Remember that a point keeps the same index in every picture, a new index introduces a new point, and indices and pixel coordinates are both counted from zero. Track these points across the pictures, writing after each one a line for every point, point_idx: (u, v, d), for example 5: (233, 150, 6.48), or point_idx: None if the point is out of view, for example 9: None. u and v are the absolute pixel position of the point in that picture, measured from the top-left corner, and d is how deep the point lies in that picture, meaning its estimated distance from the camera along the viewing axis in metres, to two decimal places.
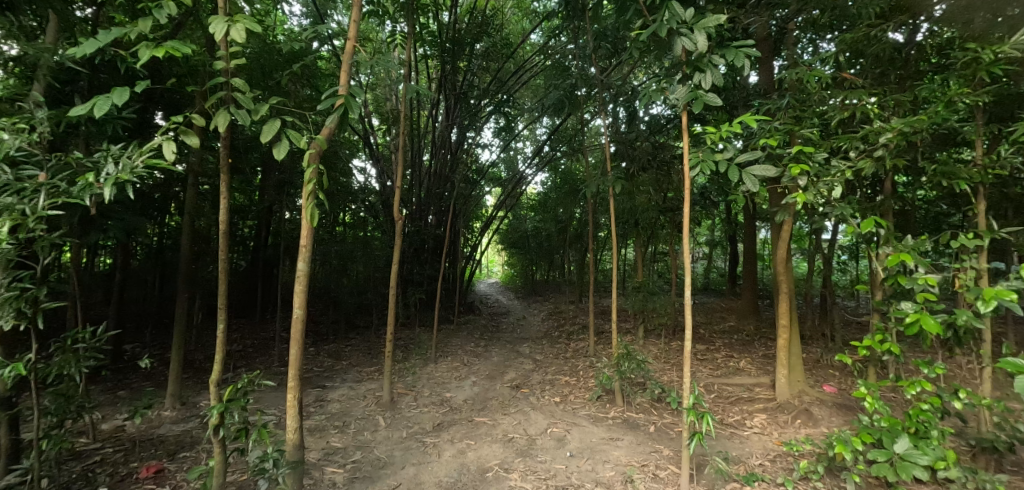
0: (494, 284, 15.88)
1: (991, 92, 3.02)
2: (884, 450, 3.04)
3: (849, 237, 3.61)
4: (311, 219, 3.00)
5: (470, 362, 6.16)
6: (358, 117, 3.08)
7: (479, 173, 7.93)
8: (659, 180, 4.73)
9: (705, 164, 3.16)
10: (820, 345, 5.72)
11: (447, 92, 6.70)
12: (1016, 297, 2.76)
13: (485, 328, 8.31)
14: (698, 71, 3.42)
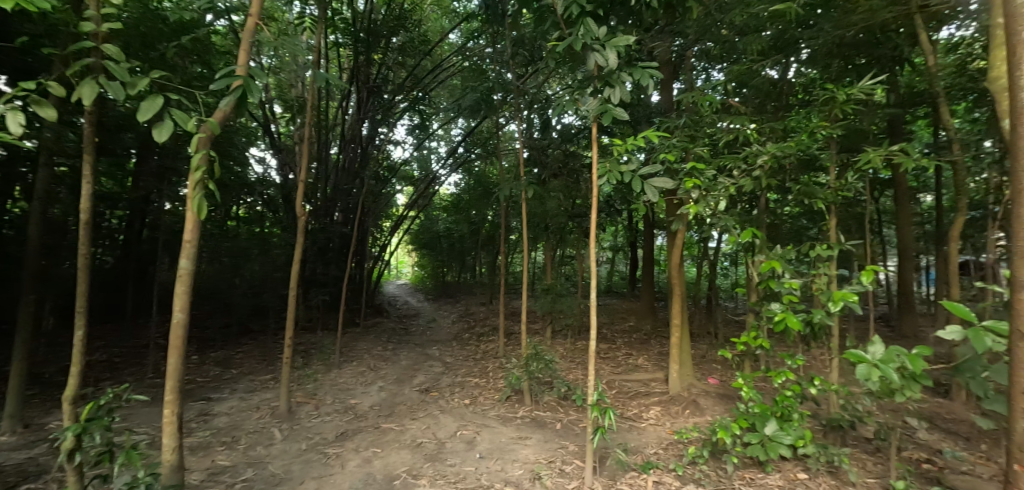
0: (403, 287, 15.57)
1: (842, 127, 3.59)
2: (757, 433, 3.49)
3: (732, 246, 4.08)
4: (198, 212, 2.65)
5: (377, 367, 5.93)
6: (258, 100, 2.81)
7: (390, 170, 7.77)
8: (569, 187, 5.00)
9: (613, 174, 3.45)
10: (706, 342, 6.37)
11: (360, 85, 6.91)
12: (856, 298, 3.31)
13: (391, 331, 8.10)
14: (608, 86, 3.68)
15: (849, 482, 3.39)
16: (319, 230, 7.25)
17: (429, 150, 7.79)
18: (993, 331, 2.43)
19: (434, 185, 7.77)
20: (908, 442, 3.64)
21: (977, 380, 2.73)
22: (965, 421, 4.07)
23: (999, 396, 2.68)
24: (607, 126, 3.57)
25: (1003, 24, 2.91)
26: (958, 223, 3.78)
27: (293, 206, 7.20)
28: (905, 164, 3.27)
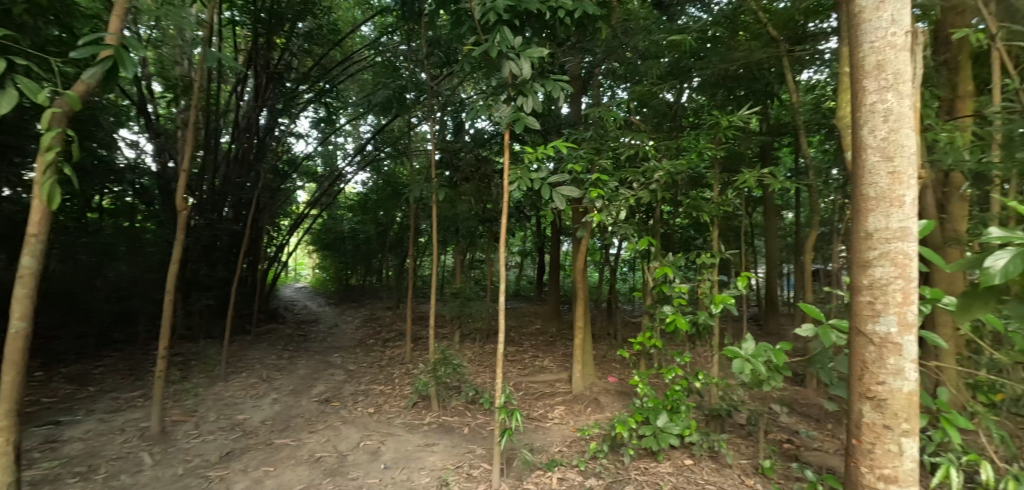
0: (300, 290, 14.64)
1: (724, 148, 4.01)
2: (650, 426, 3.78)
3: (630, 252, 4.39)
4: (51, 199, 2.30)
5: (270, 379, 5.50)
6: (131, 77, 2.53)
7: (290, 165, 7.60)
8: (480, 191, 5.03)
9: (523, 180, 3.60)
10: (607, 342, 6.80)
11: (259, 70, 6.60)
12: (734, 300, 3.73)
13: (288, 338, 7.75)
14: (522, 95, 3.79)
15: (725, 464, 3.80)
16: (205, 226, 6.85)
17: (337, 146, 7.91)
18: (837, 328, 2.89)
19: (340, 184, 7.92)
20: (772, 426, 4.19)
21: (825, 369, 3.21)
22: (816, 405, 4.78)
23: (840, 381, 3.22)
24: (519, 133, 3.68)
25: (847, 72, 3.48)
26: (811, 237, 4.52)
27: (172, 196, 6.68)
28: (773, 185, 3.78)
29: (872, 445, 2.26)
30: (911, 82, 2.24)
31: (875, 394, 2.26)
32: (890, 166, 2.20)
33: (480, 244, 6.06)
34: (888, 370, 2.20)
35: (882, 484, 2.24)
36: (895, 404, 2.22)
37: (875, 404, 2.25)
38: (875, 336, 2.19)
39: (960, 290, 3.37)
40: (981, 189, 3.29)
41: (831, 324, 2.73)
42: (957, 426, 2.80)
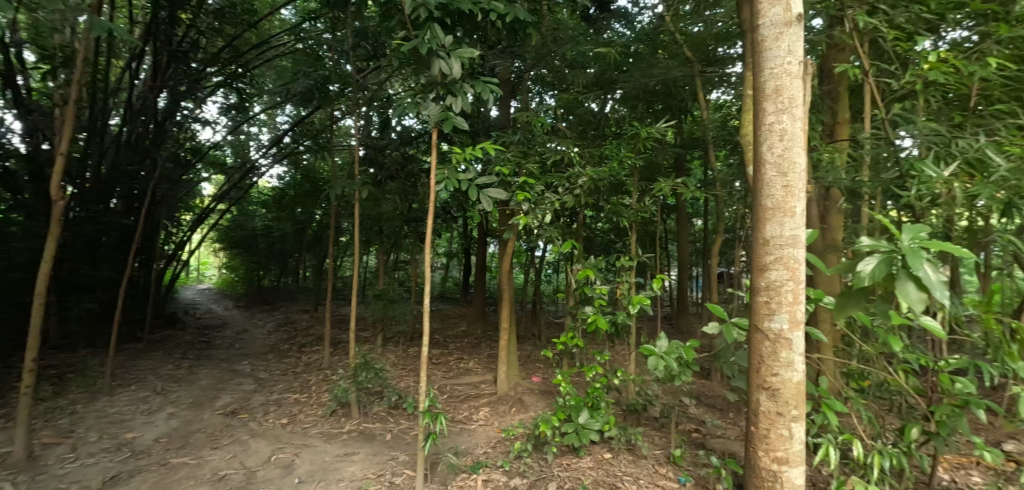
0: (203, 291, 13.55)
1: (643, 158, 4.25)
2: (572, 422, 3.91)
3: (554, 255, 4.53)
4: None
5: (166, 391, 4.98)
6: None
7: (193, 153, 7.11)
8: (405, 190, 5.03)
9: (451, 181, 3.62)
10: (531, 342, 6.97)
11: (158, 46, 5.96)
12: (650, 301, 3.95)
13: (188, 345, 7.16)
14: (450, 95, 3.77)
15: (641, 455, 4.01)
16: (86, 219, 6.15)
17: (251, 137, 7.87)
18: (738, 325, 3.26)
19: (252, 177, 7.75)
20: (682, 417, 4.50)
21: (728, 363, 3.54)
22: (721, 397, 5.22)
23: (740, 373, 3.57)
24: (447, 133, 3.67)
25: (750, 95, 3.77)
26: (716, 242, 4.97)
27: (46, 184, 5.87)
28: (686, 194, 4.09)
29: (767, 430, 2.73)
30: (800, 109, 2.68)
31: (770, 384, 2.71)
32: (784, 181, 2.63)
33: (405, 245, 5.94)
34: (781, 362, 2.67)
35: (776, 463, 2.71)
36: (785, 392, 2.69)
37: (770, 393, 2.71)
38: (772, 333, 2.65)
39: (837, 290, 3.85)
40: (854, 203, 3.77)
41: (733, 322, 3.16)
42: (834, 409, 3.22)
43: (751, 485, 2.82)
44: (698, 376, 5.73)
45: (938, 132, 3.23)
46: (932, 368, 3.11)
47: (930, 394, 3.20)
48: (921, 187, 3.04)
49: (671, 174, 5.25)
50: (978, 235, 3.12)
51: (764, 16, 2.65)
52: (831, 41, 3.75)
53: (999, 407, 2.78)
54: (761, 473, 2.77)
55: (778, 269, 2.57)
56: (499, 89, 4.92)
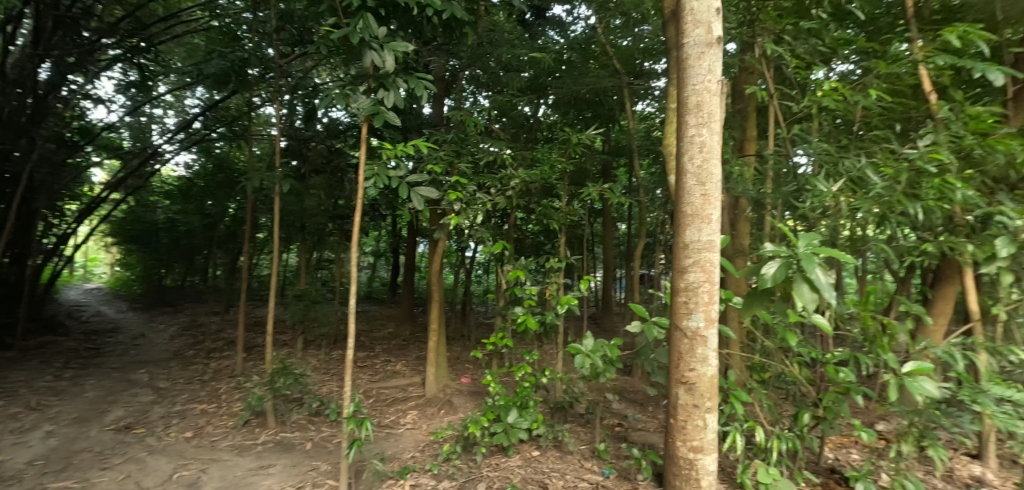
0: (92, 292, 12.32)
1: (573, 162, 4.38)
2: (502, 422, 3.93)
3: (485, 255, 4.52)
4: None
5: (45, 406, 4.48)
6: None
7: (82, 134, 6.62)
8: (330, 185, 5.00)
9: (382, 178, 3.50)
10: (461, 344, 6.98)
11: (43, 10, 5.35)
12: (578, 301, 4.04)
13: (71, 354, 6.56)
14: (382, 88, 3.64)
15: (568, 451, 4.12)
16: None
17: (155, 120, 7.13)
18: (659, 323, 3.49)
19: (154, 163, 7.20)
20: (606, 413, 4.69)
21: (648, 359, 3.75)
22: (641, 392, 5.50)
23: (659, 369, 3.80)
24: (378, 127, 3.53)
25: (674, 109, 3.97)
26: (639, 247, 5.18)
27: None
28: (612, 199, 4.28)
29: (685, 421, 2.98)
30: (719, 124, 2.92)
31: (688, 379, 2.96)
32: (702, 189, 2.88)
33: (330, 242, 5.85)
34: (697, 358, 2.92)
35: (692, 452, 2.98)
36: (700, 386, 2.95)
37: (687, 387, 2.96)
38: (689, 331, 2.89)
39: (744, 291, 4.18)
40: (760, 213, 4.13)
41: (655, 321, 3.37)
42: (741, 400, 3.54)
43: (670, 473, 3.07)
44: (622, 373, 6.00)
45: (828, 152, 3.63)
46: (822, 360, 3.50)
47: (819, 383, 3.61)
48: (815, 200, 3.39)
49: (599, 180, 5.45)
50: (860, 244, 3.53)
51: (689, 36, 2.89)
52: (742, 65, 4.11)
53: (873, 393, 3.19)
54: (679, 461, 3.03)
55: (695, 272, 2.81)
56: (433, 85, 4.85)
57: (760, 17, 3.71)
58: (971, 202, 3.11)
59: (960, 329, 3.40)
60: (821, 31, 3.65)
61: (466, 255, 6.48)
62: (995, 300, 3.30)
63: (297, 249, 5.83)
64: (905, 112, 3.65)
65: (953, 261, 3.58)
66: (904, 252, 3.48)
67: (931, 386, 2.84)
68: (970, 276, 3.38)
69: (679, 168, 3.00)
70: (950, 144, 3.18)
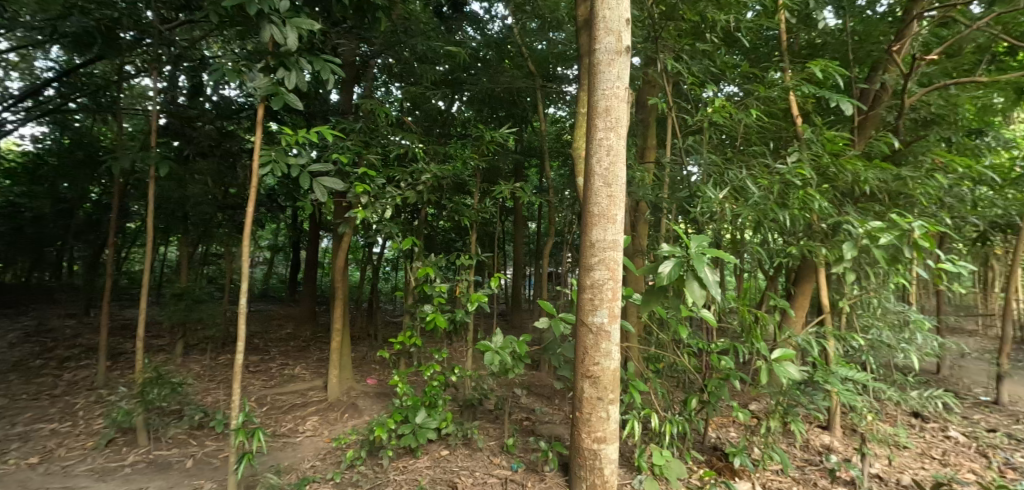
0: None
1: (485, 159, 4.37)
2: (409, 423, 3.79)
3: (394, 251, 4.38)
4: None
5: None
6: None
7: None
8: (221, 172, 4.61)
9: (279, 164, 3.27)
10: (366, 344, 6.81)
11: None
12: (488, 298, 3.98)
13: None
14: (283, 68, 3.35)
15: (477, 448, 4.09)
16: None
17: None
18: (565, 319, 3.60)
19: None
20: (515, 408, 4.78)
21: (555, 354, 3.84)
22: (548, 386, 5.67)
23: (566, 363, 3.90)
24: (276, 110, 3.24)
25: (583, 114, 4.10)
26: (548, 244, 5.52)
27: None
28: (523, 197, 4.33)
29: (589, 413, 3.10)
30: (625, 130, 3.06)
31: (592, 372, 3.08)
32: (609, 191, 3.00)
33: (218, 234, 5.47)
34: (601, 352, 3.05)
35: (595, 443, 3.11)
36: (604, 379, 3.08)
37: (592, 380, 3.08)
38: (594, 327, 3.01)
39: (642, 288, 4.55)
40: (656, 216, 4.50)
41: (562, 316, 3.51)
42: (639, 389, 3.77)
43: (575, 465, 3.18)
44: (531, 369, 6.14)
45: (715, 164, 4.01)
46: (707, 350, 3.87)
47: (704, 370, 3.99)
48: (704, 206, 3.73)
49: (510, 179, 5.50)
50: (739, 246, 3.96)
51: (600, 43, 2.98)
52: (646, 77, 4.38)
53: (748, 377, 3.60)
54: (584, 453, 3.15)
55: (602, 270, 2.92)
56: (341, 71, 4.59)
57: (662, 36, 3.99)
58: (825, 212, 3.61)
59: (816, 319, 3.85)
60: (713, 53, 4.08)
61: (372, 251, 6.19)
62: (842, 294, 3.82)
63: (179, 241, 5.42)
64: (778, 133, 4.20)
65: (811, 263, 4.17)
66: (774, 253, 3.93)
67: (793, 369, 3.21)
68: (822, 272, 3.85)
69: (587, 170, 3.09)
70: (811, 162, 3.69)
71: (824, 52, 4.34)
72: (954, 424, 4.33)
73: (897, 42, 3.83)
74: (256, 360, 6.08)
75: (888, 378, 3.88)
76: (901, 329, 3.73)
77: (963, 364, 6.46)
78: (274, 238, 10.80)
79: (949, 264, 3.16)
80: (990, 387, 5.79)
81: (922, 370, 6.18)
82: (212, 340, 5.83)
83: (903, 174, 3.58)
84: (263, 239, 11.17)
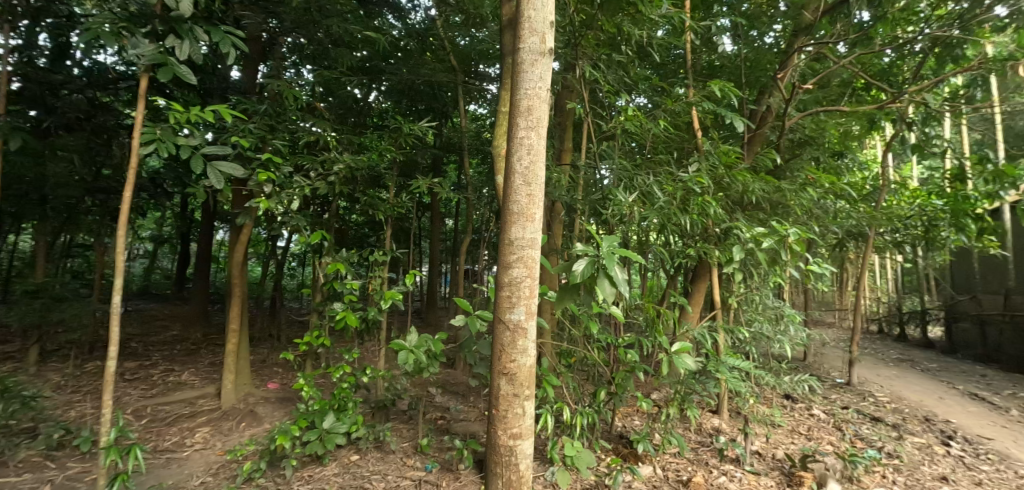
0: None
1: (403, 152, 4.21)
2: (315, 428, 3.51)
3: (301, 246, 4.08)
4: None
5: None
6: None
7: None
8: (93, 150, 4.23)
9: (165, 144, 2.92)
10: (267, 345, 6.49)
11: None
12: (403, 296, 3.74)
13: None
14: (174, 37, 3.02)
15: (389, 450, 3.93)
16: None
17: None
18: (482, 316, 3.50)
19: None
20: (430, 407, 4.72)
21: (471, 352, 3.71)
22: (463, 383, 5.65)
23: (481, 361, 3.85)
24: (164, 82, 2.90)
25: (504, 113, 3.90)
26: (465, 242, 5.54)
27: None
28: (442, 194, 4.20)
29: (506, 410, 3.05)
30: (546, 131, 3.02)
31: (509, 369, 3.03)
32: (528, 190, 2.96)
33: (85, 223, 5.03)
34: (518, 350, 3.00)
35: (511, 439, 3.05)
36: (520, 375, 3.04)
37: (508, 378, 3.02)
38: (511, 324, 2.95)
39: (555, 285, 4.72)
40: (571, 216, 4.70)
41: (478, 314, 3.41)
42: (552, 384, 3.82)
43: (491, 462, 3.10)
44: (446, 367, 6.10)
45: (625, 169, 4.24)
46: (614, 344, 4.00)
47: (612, 363, 4.20)
48: (615, 208, 3.92)
49: (428, 174, 5.35)
50: (645, 247, 4.19)
51: (524, 41, 2.92)
52: (565, 82, 4.55)
53: (650, 369, 3.84)
54: (500, 449, 3.08)
55: (520, 269, 2.87)
56: (245, 46, 4.36)
57: (581, 44, 4.16)
58: (719, 218, 3.98)
59: (709, 314, 4.24)
60: (628, 65, 4.36)
61: (276, 245, 5.76)
62: (731, 292, 4.25)
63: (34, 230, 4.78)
64: (681, 144, 4.57)
65: (706, 264, 4.59)
66: (675, 255, 4.21)
67: (690, 361, 3.47)
68: (715, 273, 4.23)
69: (507, 169, 3.02)
70: (709, 172, 4.05)
71: (722, 73, 5.00)
72: (817, 403, 5.05)
73: (783, 70, 4.39)
74: (134, 367, 5.52)
75: (766, 366, 4.46)
76: (776, 321, 4.35)
77: (824, 352, 7.57)
78: (158, 228, 9.71)
79: (815, 266, 3.66)
80: (843, 371, 6.84)
81: (793, 357, 7.15)
82: (76, 345, 5.12)
83: (782, 187, 4.10)
84: (145, 229, 10.37)
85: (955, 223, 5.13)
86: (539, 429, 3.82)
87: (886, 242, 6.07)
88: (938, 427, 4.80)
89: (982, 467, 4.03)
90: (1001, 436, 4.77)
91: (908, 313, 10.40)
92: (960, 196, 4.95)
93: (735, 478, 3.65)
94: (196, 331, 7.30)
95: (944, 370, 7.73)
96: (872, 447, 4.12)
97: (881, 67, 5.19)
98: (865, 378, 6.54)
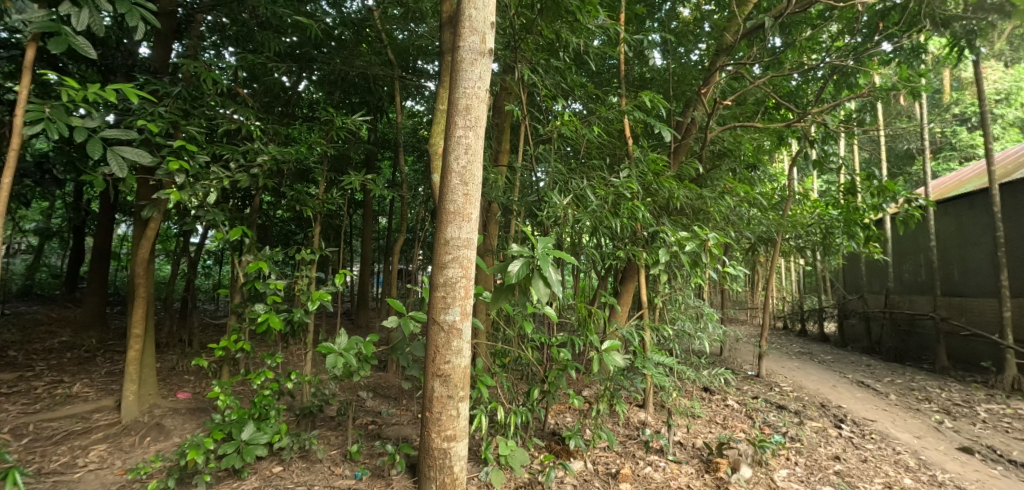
0: None
1: (335, 146, 3.95)
2: (230, 441, 3.18)
3: (217, 242, 3.71)
4: None
5: None
6: None
7: None
8: None
9: (55, 125, 2.57)
10: (178, 351, 6.00)
11: None
12: (331, 297, 3.44)
13: None
14: (70, 4, 2.62)
15: (315, 459, 3.70)
16: None
17: None
18: (417, 317, 3.32)
19: None
20: (359, 412, 4.53)
21: (404, 354, 3.48)
22: (395, 387, 5.50)
23: (415, 363, 3.54)
24: (55, 54, 2.51)
25: (443, 111, 3.75)
26: (399, 240, 5.35)
27: None
28: (375, 190, 3.97)
29: (439, 413, 2.93)
30: (484, 132, 2.94)
31: (442, 371, 2.91)
32: (465, 189, 2.87)
33: None
34: (451, 351, 2.88)
35: (445, 441, 2.95)
36: (454, 377, 2.93)
37: (442, 380, 2.90)
38: (445, 324, 2.84)
39: (490, 285, 4.83)
40: (506, 216, 4.72)
41: (412, 315, 3.23)
42: (487, 384, 3.63)
43: (424, 465, 2.98)
44: (378, 370, 5.92)
45: (561, 172, 4.34)
46: (548, 343, 3.84)
47: (544, 362, 4.08)
48: (550, 210, 3.93)
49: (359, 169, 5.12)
50: (577, 248, 4.27)
51: (464, 40, 2.83)
52: (503, 83, 4.59)
53: (583, 366, 3.72)
54: (433, 452, 2.96)
55: (455, 268, 2.76)
56: (156, 22, 4.09)
57: (520, 47, 4.18)
58: (648, 222, 4.13)
59: (637, 313, 4.43)
60: (565, 71, 4.48)
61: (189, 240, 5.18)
62: (657, 292, 4.50)
63: None
64: (613, 150, 4.76)
65: (634, 265, 4.80)
66: (606, 256, 4.30)
67: (620, 358, 3.51)
68: (643, 274, 4.41)
69: (443, 167, 2.91)
70: (639, 178, 4.18)
71: (653, 85, 5.38)
72: (731, 394, 5.51)
73: (706, 85, 4.81)
74: (11, 379, 4.93)
75: (688, 361, 4.90)
76: (696, 319, 4.75)
77: (736, 346, 8.31)
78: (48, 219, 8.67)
79: (732, 268, 3.89)
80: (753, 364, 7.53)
81: (710, 352, 7.77)
82: None
83: (704, 195, 4.42)
84: (31, 220, 9.24)
85: (847, 231, 5.78)
86: (473, 429, 3.65)
87: (791, 247, 6.92)
88: (832, 411, 5.41)
89: (867, 445, 4.58)
90: (881, 418, 5.44)
91: (808, 311, 11.66)
92: (852, 206, 5.51)
93: (659, 468, 3.84)
94: (89, 336, 6.51)
95: (836, 361, 8.70)
96: (778, 433, 4.56)
97: (789, 88, 5.83)
98: (772, 370, 7.22)
